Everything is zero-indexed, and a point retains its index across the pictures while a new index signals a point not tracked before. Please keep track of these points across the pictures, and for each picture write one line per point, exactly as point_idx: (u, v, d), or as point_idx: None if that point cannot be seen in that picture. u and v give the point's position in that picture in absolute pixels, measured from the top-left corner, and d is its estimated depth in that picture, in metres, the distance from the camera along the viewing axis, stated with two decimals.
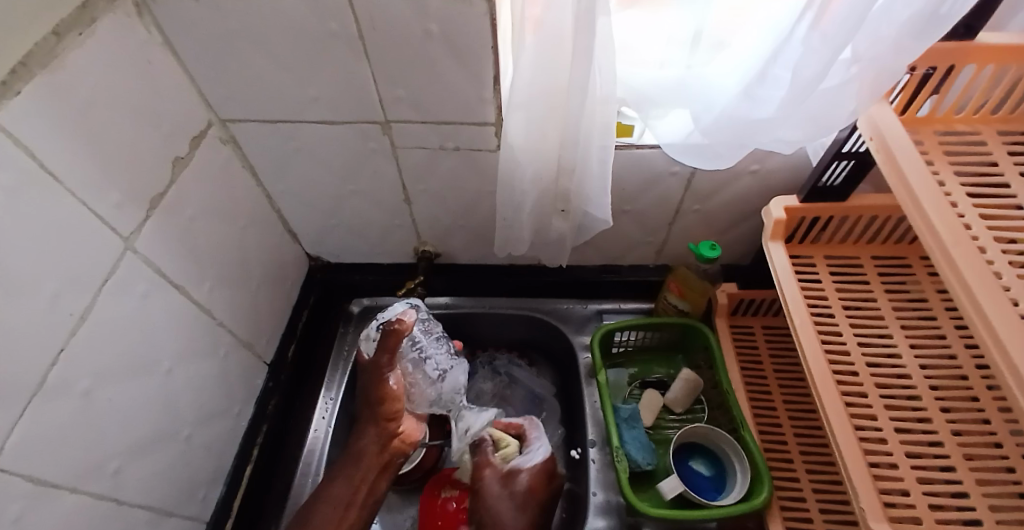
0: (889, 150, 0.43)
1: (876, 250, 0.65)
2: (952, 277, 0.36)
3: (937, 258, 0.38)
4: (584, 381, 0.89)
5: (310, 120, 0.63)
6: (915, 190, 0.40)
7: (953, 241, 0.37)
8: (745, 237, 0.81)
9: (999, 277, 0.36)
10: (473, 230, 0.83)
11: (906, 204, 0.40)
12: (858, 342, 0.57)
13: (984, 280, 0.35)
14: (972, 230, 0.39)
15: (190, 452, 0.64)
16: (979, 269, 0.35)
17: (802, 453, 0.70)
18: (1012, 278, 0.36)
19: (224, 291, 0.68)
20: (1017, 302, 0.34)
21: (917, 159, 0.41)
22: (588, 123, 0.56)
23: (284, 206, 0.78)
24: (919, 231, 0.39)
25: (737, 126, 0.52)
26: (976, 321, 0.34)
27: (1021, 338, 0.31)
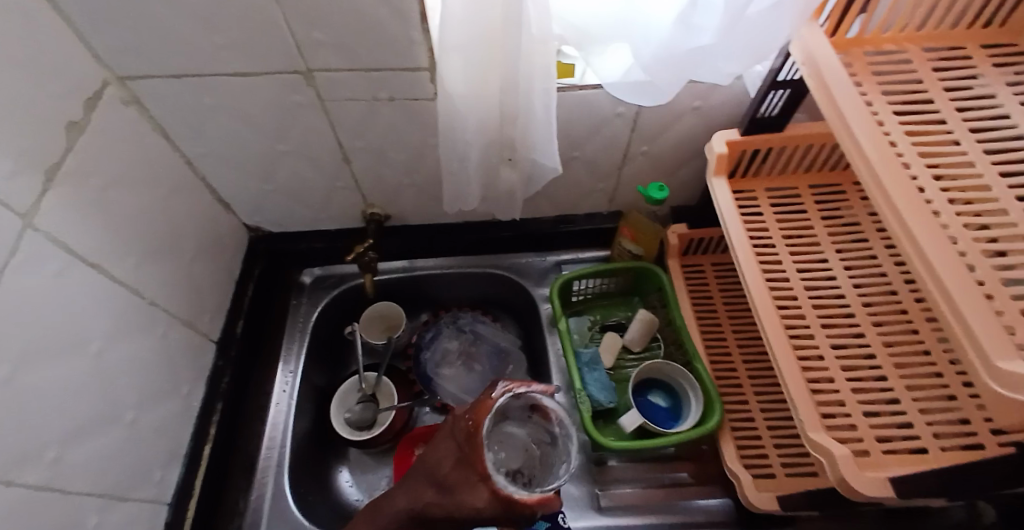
0: (820, 73, 0.43)
1: (813, 179, 0.67)
2: (879, 195, 0.37)
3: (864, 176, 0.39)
4: (547, 331, 0.91)
5: (223, 72, 0.57)
6: (845, 111, 0.40)
7: (881, 159, 0.38)
8: (692, 176, 0.81)
9: (923, 192, 0.38)
10: (421, 186, 0.80)
11: (837, 128, 0.41)
12: (797, 269, 0.60)
13: (908, 193, 0.36)
14: (899, 147, 0.40)
15: (137, 436, 0.60)
16: (905, 183, 0.37)
17: (751, 378, 0.74)
18: (934, 192, 0.38)
19: (153, 266, 0.63)
20: (938, 215, 0.36)
21: (846, 80, 0.42)
22: (526, 65, 0.53)
23: (209, 172, 0.73)
24: (847, 151, 0.40)
25: (676, 57, 0.50)
26: (899, 233, 0.36)
27: (940, 248, 0.33)
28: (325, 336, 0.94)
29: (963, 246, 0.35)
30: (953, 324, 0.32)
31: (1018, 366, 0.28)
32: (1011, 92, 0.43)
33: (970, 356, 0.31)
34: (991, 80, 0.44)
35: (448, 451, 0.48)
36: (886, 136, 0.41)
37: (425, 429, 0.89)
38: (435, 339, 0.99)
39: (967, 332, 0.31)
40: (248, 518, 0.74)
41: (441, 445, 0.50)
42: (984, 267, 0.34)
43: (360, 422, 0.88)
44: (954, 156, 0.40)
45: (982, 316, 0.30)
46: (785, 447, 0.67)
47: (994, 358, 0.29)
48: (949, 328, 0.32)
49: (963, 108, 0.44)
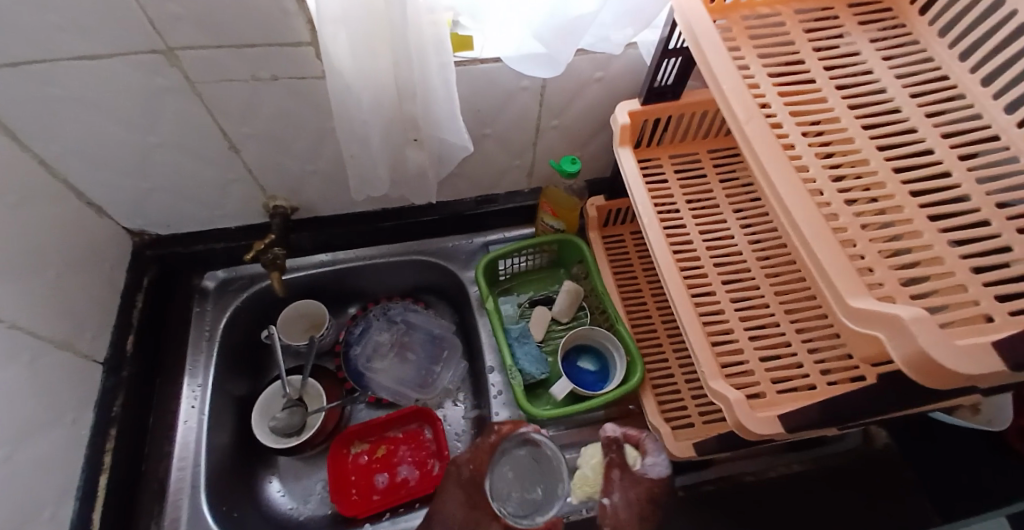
0: (695, 36, 0.44)
1: (712, 144, 0.70)
2: (749, 151, 0.39)
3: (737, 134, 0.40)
4: (477, 312, 0.89)
5: (65, 54, 0.49)
6: (716, 75, 0.41)
7: (749, 118, 0.39)
8: (604, 148, 0.82)
9: (792, 149, 0.40)
10: (327, 173, 0.75)
11: (713, 90, 0.42)
12: (699, 230, 0.63)
13: (772, 148, 0.38)
14: (771, 107, 0.42)
15: (15, 477, 0.52)
16: (770, 137, 0.38)
17: (670, 337, 0.78)
18: (802, 147, 0.40)
19: (9, 284, 0.54)
20: (806, 169, 0.39)
21: (719, 44, 0.43)
22: (416, 38, 0.50)
23: (70, 171, 0.64)
24: (723, 111, 0.41)
25: (563, 24, 0.49)
26: (766, 186, 0.38)
27: (801, 198, 0.35)
28: (241, 342, 0.87)
29: (829, 197, 0.38)
30: (815, 271, 0.34)
31: (869, 303, 0.30)
32: (873, 49, 0.46)
33: (829, 298, 0.33)
34: (855, 38, 0.47)
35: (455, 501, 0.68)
36: (759, 96, 0.42)
37: (367, 425, 0.85)
38: (364, 333, 0.95)
39: (823, 272, 0.33)
40: None
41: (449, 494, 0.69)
42: (847, 214, 0.37)
43: (284, 428, 0.83)
44: (823, 113, 0.43)
45: (838, 259, 0.33)
46: (702, 397, 0.72)
47: (848, 298, 0.31)
48: (813, 275, 0.35)
49: (831, 67, 0.47)
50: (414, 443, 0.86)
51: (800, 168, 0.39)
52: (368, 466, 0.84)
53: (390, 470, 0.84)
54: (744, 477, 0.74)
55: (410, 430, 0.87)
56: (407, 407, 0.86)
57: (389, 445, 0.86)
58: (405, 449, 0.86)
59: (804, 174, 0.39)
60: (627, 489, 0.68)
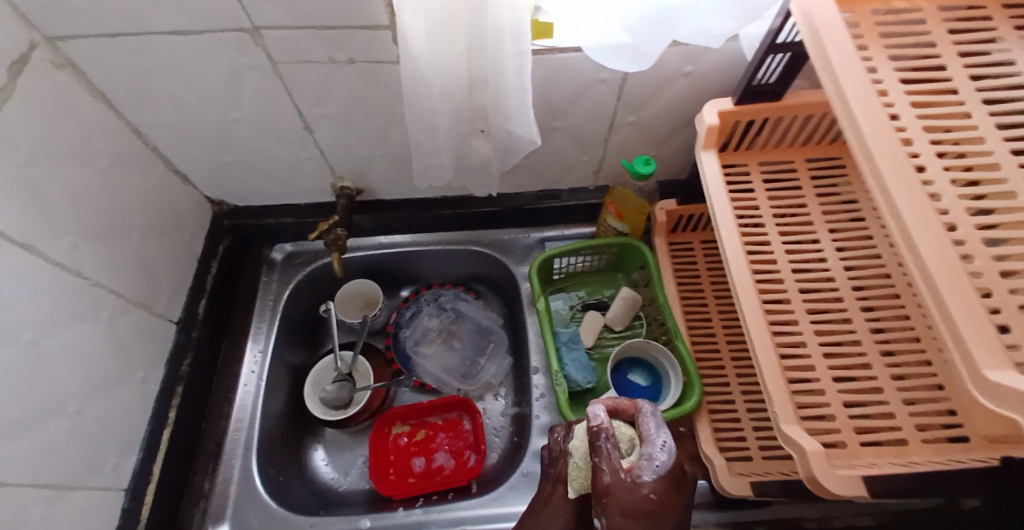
0: (817, 33, 0.38)
1: (811, 153, 0.62)
2: (869, 171, 0.33)
3: (853, 148, 0.35)
4: (527, 310, 0.87)
5: (158, 29, 0.51)
6: (839, 78, 0.36)
7: (873, 133, 0.33)
8: (682, 149, 0.77)
9: (922, 172, 0.34)
10: (392, 158, 0.75)
11: (831, 97, 0.36)
12: (786, 250, 0.56)
13: (901, 170, 0.32)
14: (901, 120, 0.36)
15: (85, 423, 0.56)
16: (898, 157, 0.33)
17: (733, 361, 0.72)
18: (935, 171, 0.34)
19: (96, 245, 0.58)
20: (938, 198, 0.33)
21: (848, 42, 0.37)
22: (494, 24, 0.47)
23: (159, 140, 0.67)
24: (841, 122, 0.36)
25: (661, 20, 0.45)
26: (888, 216, 0.32)
27: (934, 234, 0.30)
28: (299, 315, 0.90)
29: (964, 234, 0.31)
30: (941, 325, 0.29)
31: (1011, 378, 0.25)
32: None
33: (958, 362, 0.28)
34: (1013, 43, 0.40)
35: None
36: (888, 106, 0.36)
37: (405, 408, 0.85)
38: (414, 316, 0.96)
39: (952, 329, 0.28)
40: (213, 499, 0.73)
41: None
42: (985, 257, 0.30)
43: (330, 401, 0.86)
44: (964, 131, 0.36)
45: (976, 315, 0.27)
46: (764, 431, 0.66)
47: (984, 369, 0.26)
48: (936, 329, 0.30)
49: (978, 78, 0.39)
50: (453, 431, 0.86)
51: (932, 196, 0.33)
52: (408, 449, 0.85)
53: (427, 454, 0.85)
54: (800, 523, 0.68)
55: (449, 417, 0.87)
56: (447, 397, 0.86)
57: (428, 430, 0.87)
58: (443, 435, 0.86)
59: (937, 204, 0.32)
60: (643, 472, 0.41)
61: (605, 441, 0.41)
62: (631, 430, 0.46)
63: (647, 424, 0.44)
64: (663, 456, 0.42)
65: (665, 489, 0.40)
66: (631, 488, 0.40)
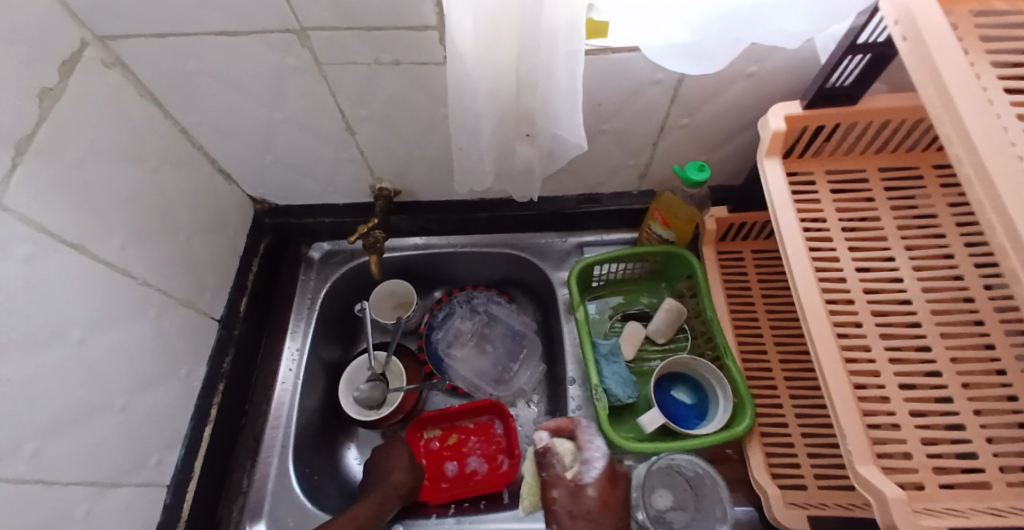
0: (919, 35, 0.34)
1: (883, 161, 0.57)
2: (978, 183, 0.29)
3: (963, 167, 0.31)
4: (563, 318, 0.84)
5: (207, 30, 0.50)
6: (944, 80, 0.32)
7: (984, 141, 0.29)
8: (736, 153, 0.72)
9: None
10: (432, 161, 0.74)
11: (933, 104, 0.33)
12: (856, 267, 0.52)
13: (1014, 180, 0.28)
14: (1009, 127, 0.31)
15: (130, 422, 0.57)
16: (1009, 166, 0.28)
17: (786, 380, 0.67)
18: None
19: (145, 245, 0.59)
20: None
21: (955, 44, 0.33)
22: (547, 22, 0.45)
23: (206, 141, 0.68)
24: (945, 133, 0.32)
25: (734, 22, 0.42)
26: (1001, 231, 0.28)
27: None
28: (335, 313, 0.90)
29: None
30: None
31: None
32: None
33: None
34: None
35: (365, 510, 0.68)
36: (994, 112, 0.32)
37: (435, 412, 0.84)
38: (445, 318, 0.94)
39: None
40: (249, 497, 0.73)
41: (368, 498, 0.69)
42: None
43: (365, 401, 0.85)
44: None
45: None
46: (820, 459, 0.61)
47: None
48: None
49: None
50: (483, 436, 0.85)
51: None
52: (440, 453, 0.84)
53: (461, 458, 0.84)
54: None
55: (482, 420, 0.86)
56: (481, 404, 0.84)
57: (462, 433, 0.85)
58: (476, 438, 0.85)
59: None
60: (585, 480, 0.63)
61: (550, 455, 0.64)
62: (571, 444, 0.66)
63: (585, 438, 0.65)
64: (597, 458, 0.64)
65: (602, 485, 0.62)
66: (576, 492, 0.62)
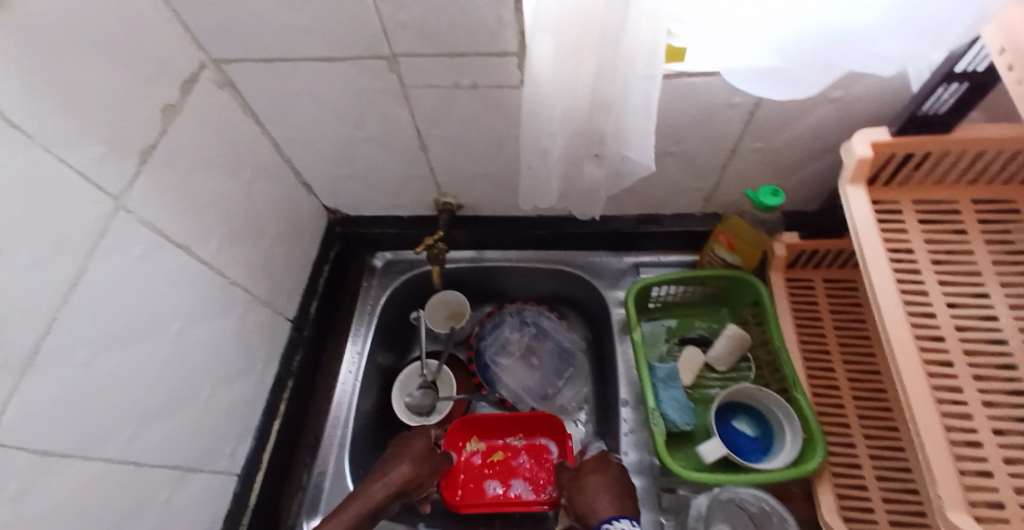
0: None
1: (978, 192, 0.54)
2: None
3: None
4: (617, 338, 0.83)
5: (308, 55, 0.54)
6: None
7: None
8: (810, 179, 0.70)
9: None
10: (498, 178, 0.76)
11: None
12: (947, 302, 0.49)
13: None
14: None
15: (211, 412, 0.61)
16: None
17: (860, 418, 0.63)
18: None
19: (237, 249, 0.64)
20: None
21: None
22: (628, 47, 0.45)
23: (293, 155, 0.73)
24: None
25: (830, 44, 0.41)
26: None
27: None
28: (393, 320, 0.93)
29: None
30: None
31: None
32: None
33: None
34: None
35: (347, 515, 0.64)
36: None
37: (484, 417, 0.84)
38: (495, 328, 0.95)
39: None
40: (308, 493, 0.76)
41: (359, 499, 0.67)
42: None
43: (416, 407, 0.87)
44: None
45: None
46: (899, 507, 0.57)
47: None
48: None
49: None
50: (535, 454, 0.82)
51: None
52: (482, 466, 0.82)
53: (505, 476, 0.81)
54: None
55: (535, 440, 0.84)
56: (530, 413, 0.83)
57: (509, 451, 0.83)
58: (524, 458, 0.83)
59: None
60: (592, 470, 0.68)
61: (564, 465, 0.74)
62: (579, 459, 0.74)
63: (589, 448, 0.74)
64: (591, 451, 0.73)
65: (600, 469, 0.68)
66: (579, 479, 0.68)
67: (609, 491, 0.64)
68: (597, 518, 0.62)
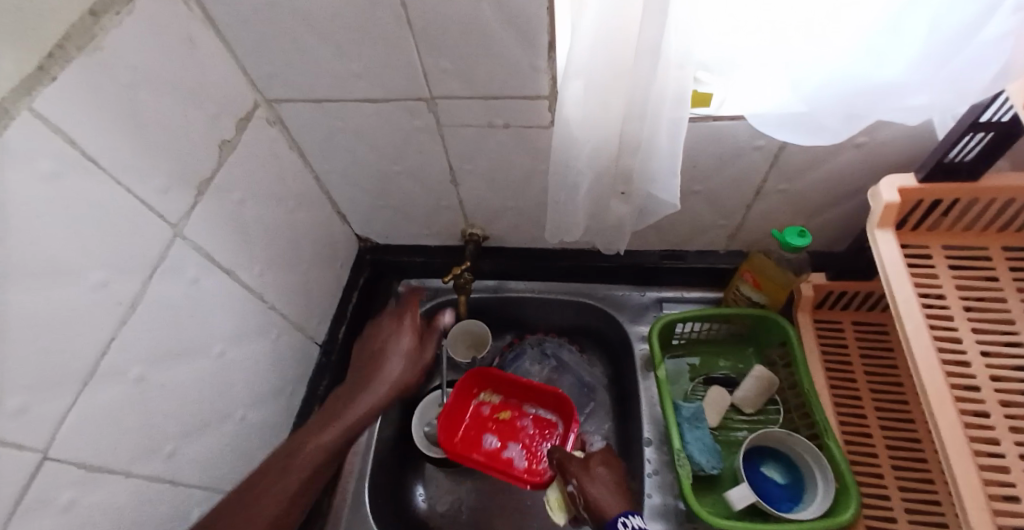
0: None
1: (1009, 241, 0.54)
2: None
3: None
4: (641, 374, 0.83)
5: (354, 96, 0.59)
6: None
7: None
8: (837, 221, 0.70)
9: None
10: (526, 211, 0.78)
11: None
12: (982, 351, 0.48)
13: None
14: None
15: (243, 432, 0.63)
16: None
17: (894, 469, 0.61)
18: None
19: (277, 274, 0.67)
20: None
21: None
22: (657, 93, 0.47)
23: (332, 186, 0.77)
24: None
25: (851, 94, 0.43)
26: None
27: None
28: (417, 348, 0.94)
29: None
30: None
31: None
32: None
33: None
34: None
35: (334, 426, 0.61)
36: None
37: (504, 379, 0.86)
38: (516, 359, 0.96)
39: None
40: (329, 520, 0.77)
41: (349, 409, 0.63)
42: None
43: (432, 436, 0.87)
44: None
45: None
46: None
47: None
48: None
49: None
50: (541, 430, 0.85)
51: None
52: (485, 418, 0.86)
53: (505, 436, 0.85)
54: None
55: (543, 415, 0.86)
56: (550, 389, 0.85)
57: (516, 417, 0.86)
58: (528, 425, 0.86)
59: None
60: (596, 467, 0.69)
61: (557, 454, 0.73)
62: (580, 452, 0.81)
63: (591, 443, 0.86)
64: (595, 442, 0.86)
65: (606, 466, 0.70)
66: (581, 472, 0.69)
67: (618, 485, 0.67)
68: (608, 514, 0.63)
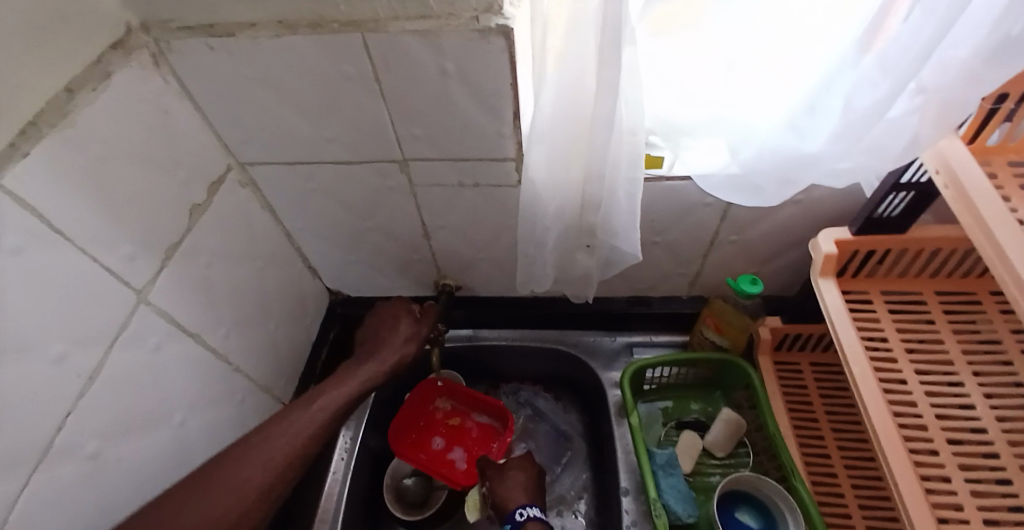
0: (946, 161, 0.41)
1: (939, 284, 0.59)
2: (1000, 261, 0.36)
3: (1010, 290, 0.35)
4: (615, 421, 0.83)
5: (327, 159, 0.60)
6: (965, 184, 0.39)
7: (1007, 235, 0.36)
8: (787, 268, 0.75)
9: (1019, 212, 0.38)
10: (496, 262, 0.80)
11: (962, 209, 0.39)
12: (925, 392, 0.52)
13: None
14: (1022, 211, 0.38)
15: None
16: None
17: (861, 508, 0.64)
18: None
19: (244, 335, 0.66)
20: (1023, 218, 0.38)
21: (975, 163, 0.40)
22: (613, 157, 0.51)
23: (304, 243, 0.77)
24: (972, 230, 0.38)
25: (781, 159, 0.48)
26: (998, 261, 0.36)
27: None
28: (390, 403, 0.91)
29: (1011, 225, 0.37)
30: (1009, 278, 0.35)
31: None
32: None
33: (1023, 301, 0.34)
34: None
35: (319, 407, 0.60)
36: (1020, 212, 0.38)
37: (463, 390, 0.91)
38: None
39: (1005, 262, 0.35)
40: None
41: (333, 391, 0.63)
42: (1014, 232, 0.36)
43: (402, 496, 0.84)
44: None
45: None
46: None
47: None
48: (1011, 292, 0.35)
49: None
50: (486, 438, 0.88)
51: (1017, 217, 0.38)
52: (438, 423, 0.90)
53: (452, 441, 0.88)
54: None
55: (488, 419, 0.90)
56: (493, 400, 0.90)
57: (463, 422, 0.90)
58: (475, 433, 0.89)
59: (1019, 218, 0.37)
60: (512, 470, 0.76)
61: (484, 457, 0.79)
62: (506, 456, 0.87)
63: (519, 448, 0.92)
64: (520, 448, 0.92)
65: (521, 468, 0.76)
66: (496, 474, 0.75)
67: (526, 486, 0.73)
68: (509, 508, 0.70)
